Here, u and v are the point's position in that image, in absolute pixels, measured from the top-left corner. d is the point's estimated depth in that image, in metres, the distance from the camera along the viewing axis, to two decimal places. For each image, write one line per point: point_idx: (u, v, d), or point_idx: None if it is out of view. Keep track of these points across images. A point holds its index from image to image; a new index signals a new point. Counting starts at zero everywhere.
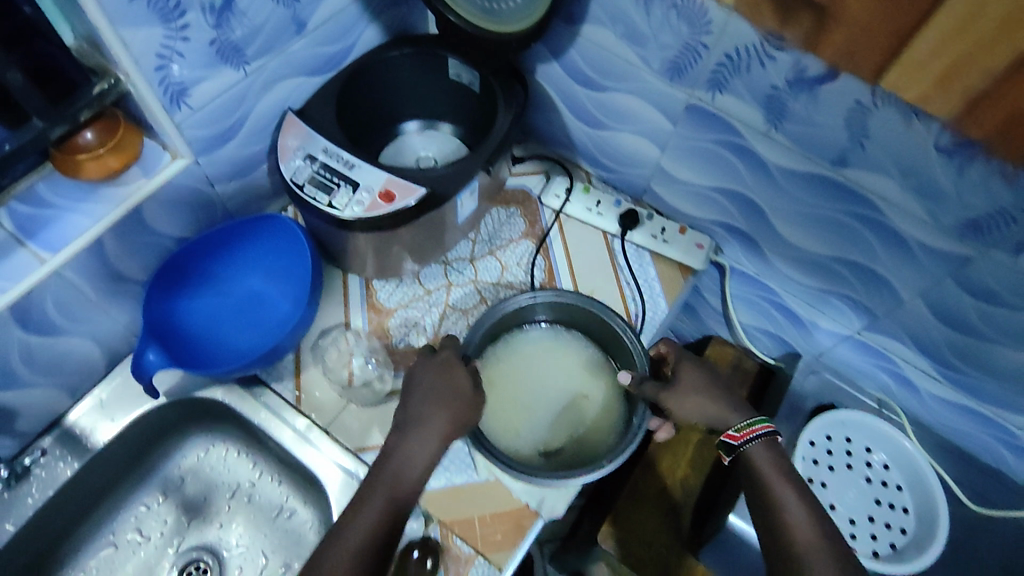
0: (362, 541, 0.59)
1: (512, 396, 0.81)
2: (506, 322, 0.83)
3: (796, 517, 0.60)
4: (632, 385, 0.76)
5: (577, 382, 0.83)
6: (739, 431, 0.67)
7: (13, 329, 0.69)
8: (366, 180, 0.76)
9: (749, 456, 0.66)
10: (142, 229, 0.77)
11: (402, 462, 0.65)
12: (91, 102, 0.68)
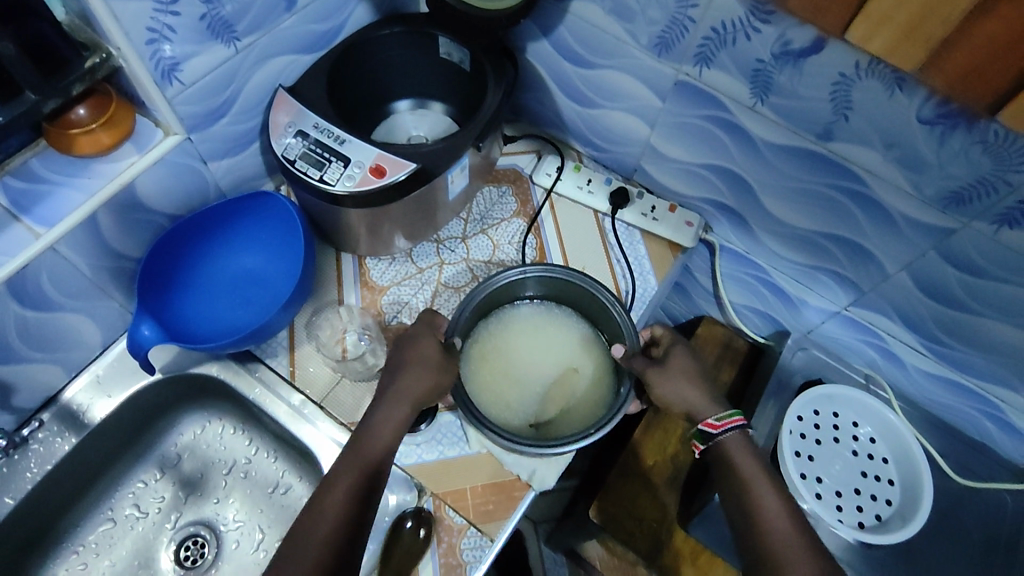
0: (343, 495, 0.62)
1: (502, 370, 0.82)
2: (497, 297, 0.84)
3: (772, 508, 0.64)
4: (624, 358, 0.77)
5: (567, 356, 0.84)
6: (719, 421, 0.71)
7: (9, 303, 0.70)
8: (357, 155, 0.77)
9: (724, 446, 0.70)
10: (136, 206, 0.78)
11: (376, 426, 0.68)
12: (83, 76, 0.68)
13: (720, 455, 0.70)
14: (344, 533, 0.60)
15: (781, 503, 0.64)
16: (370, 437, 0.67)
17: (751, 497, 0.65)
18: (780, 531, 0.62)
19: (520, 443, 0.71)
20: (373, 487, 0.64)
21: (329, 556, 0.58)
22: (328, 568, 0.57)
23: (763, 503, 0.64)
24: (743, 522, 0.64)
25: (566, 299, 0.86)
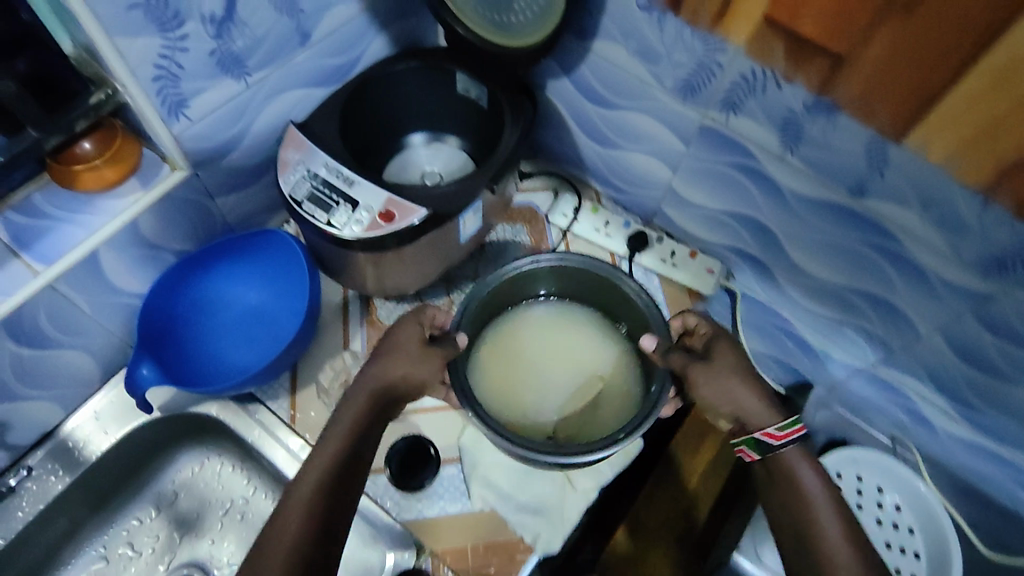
0: (316, 486, 0.59)
1: (516, 372, 0.77)
2: (509, 293, 0.79)
3: (838, 544, 0.57)
4: (656, 353, 0.70)
5: (587, 357, 0.79)
6: (779, 430, 0.62)
7: (4, 341, 0.68)
8: (366, 198, 0.74)
9: (782, 461, 0.62)
10: (138, 241, 0.75)
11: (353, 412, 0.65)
12: (88, 111, 0.66)
13: (773, 473, 0.63)
14: (323, 518, 0.57)
15: (846, 534, 0.58)
16: (350, 419, 0.64)
17: (811, 526, 0.59)
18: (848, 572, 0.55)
19: (535, 448, 0.66)
20: (350, 478, 0.61)
21: (309, 543, 0.56)
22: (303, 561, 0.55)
23: (825, 533, 0.58)
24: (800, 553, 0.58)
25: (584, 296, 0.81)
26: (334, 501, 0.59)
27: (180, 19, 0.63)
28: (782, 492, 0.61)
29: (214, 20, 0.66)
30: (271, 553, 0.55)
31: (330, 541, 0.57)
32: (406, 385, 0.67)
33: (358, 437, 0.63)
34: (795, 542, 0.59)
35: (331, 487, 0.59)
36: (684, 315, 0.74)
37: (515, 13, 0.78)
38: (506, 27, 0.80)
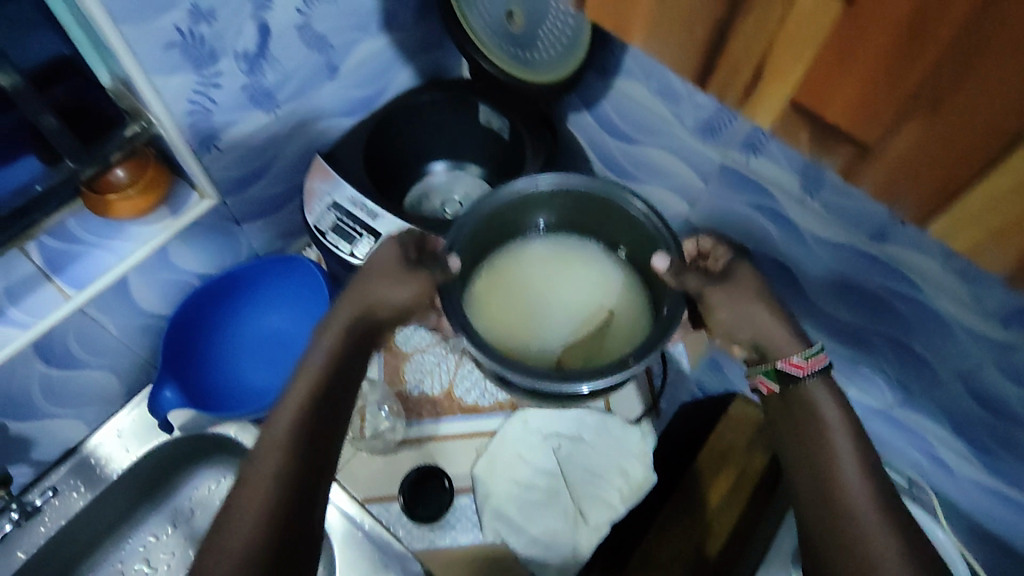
0: (299, 412, 0.53)
1: (515, 310, 0.70)
2: (499, 221, 0.69)
3: (856, 492, 0.48)
4: (669, 273, 0.61)
5: (593, 289, 0.72)
6: (805, 359, 0.54)
7: (35, 363, 0.70)
8: (389, 231, 0.76)
9: (803, 392, 0.54)
10: (166, 266, 0.77)
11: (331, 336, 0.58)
12: (122, 144, 0.68)
13: (789, 404, 0.54)
14: (306, 450, 0.51)
15: (865, 474, 0.49)
16: (328, 347, 0.57)
17: (826, 465, 0.50)
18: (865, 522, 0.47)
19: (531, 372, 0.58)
20: (334, 404, 0.55)
21: (292, 479, 0.50)
22: (289, 499, 0.49)
23: (842, 473, 0.49)
24: (808, 496, 0.50)
25: (586, 223, 0.71)
26: (320, 429, 0.53)
27: (215, 57, 0.65)
28: (795, 425, 0.53)
29: (247, 57, 0.68)
30: (251, 487, 0.49)
31: (316, 475, 0.51)
32: (382, 310, 0.60)
33: (339, 365, 0.56)
34: (805, 484, 0.51)
35: (313, 419, 0.53)
36: (699, 238, 0.64)
37: (545, 51, 0.77)
38: (531, 64, 0.80)
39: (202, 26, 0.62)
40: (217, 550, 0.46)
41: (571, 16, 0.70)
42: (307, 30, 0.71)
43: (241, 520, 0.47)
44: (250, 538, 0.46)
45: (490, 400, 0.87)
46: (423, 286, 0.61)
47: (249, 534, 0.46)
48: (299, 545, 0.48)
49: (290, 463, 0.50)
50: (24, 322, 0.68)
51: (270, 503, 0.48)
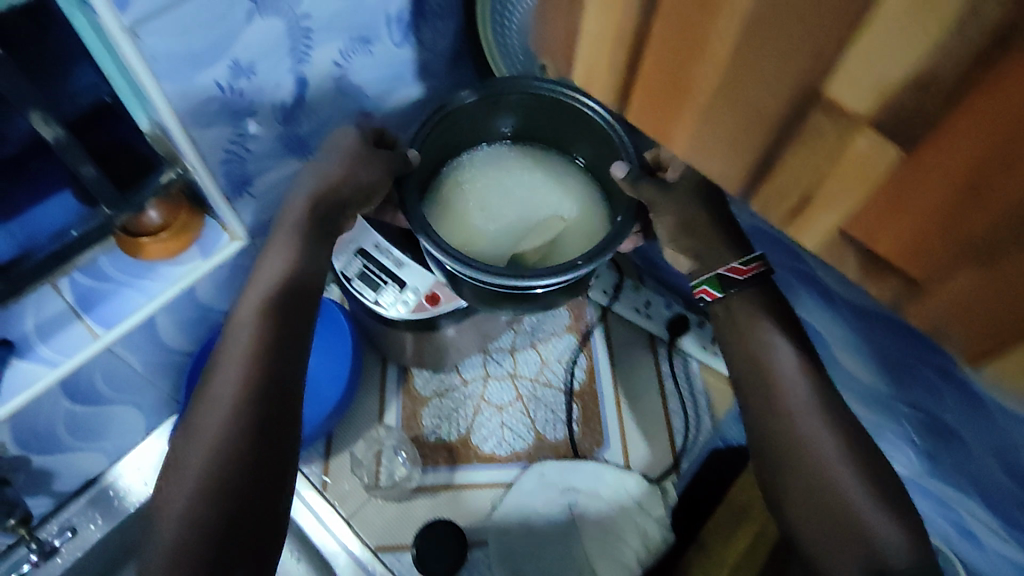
0: (251, 319, 0.58)
1: (477, 213, 0.80)
2: (462, 126, 0.77)
3: (799, 388, 0.58)
4: (624, 181, 0.65)
5: (547, 198, 0.81)
6: (744, 265, 0.61)
7: (61, 401, 0.71)
8: (413, 280, 0.76)
9: (741, 298, 0.62)
10: (194, 304, 0.79)
11: (280, 243, 0.64)
12: (157, 190, 0.69)
13: (734, 315, 0.62)
14: (262, 370, 0.55)
15: (801, 367, 0.58)
16: (277, 262, 0.63)
17: (771, 365, 0.59)
18: (806, 408, 0.57)
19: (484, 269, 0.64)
20: (289, 304, 0.60)
21: (251, 392, 0.54)
22: (253, 397, 0.54)
23: (785, 371, 0.58)
24: (757, 395, 0.59)
25: (545, 134, 0.80)
26: (275, 333, 0.58)
27: (252, 109, 0.66)
28: (741, 332, 0.61)
29: (283, 109, 0.69)
30: (211, 409, 0.54)
31: (276, 389, 0.55)
32: (353, 190, 0.65)
33: (294, 267, 0.62)
34: (755, 384, 0.59)
35: (266, 341, 0.57)
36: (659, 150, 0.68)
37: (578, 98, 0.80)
38: None
39: (241, 81, 0.63)
40: (184, 470, 0.51)
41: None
42: (343, 80, 0.73)
43: (202, 438, 0.52)
44: (209, 452, 0.51)
45: (506, 450, 0.87)
46: (390, 178, 0.67)
47: (210, 450, 0.51)
48: (267, 453, 0.53)
49: (244, 384, 0.54)
50: (52, 360, 0.69)
51: (230, 422, 0.52)
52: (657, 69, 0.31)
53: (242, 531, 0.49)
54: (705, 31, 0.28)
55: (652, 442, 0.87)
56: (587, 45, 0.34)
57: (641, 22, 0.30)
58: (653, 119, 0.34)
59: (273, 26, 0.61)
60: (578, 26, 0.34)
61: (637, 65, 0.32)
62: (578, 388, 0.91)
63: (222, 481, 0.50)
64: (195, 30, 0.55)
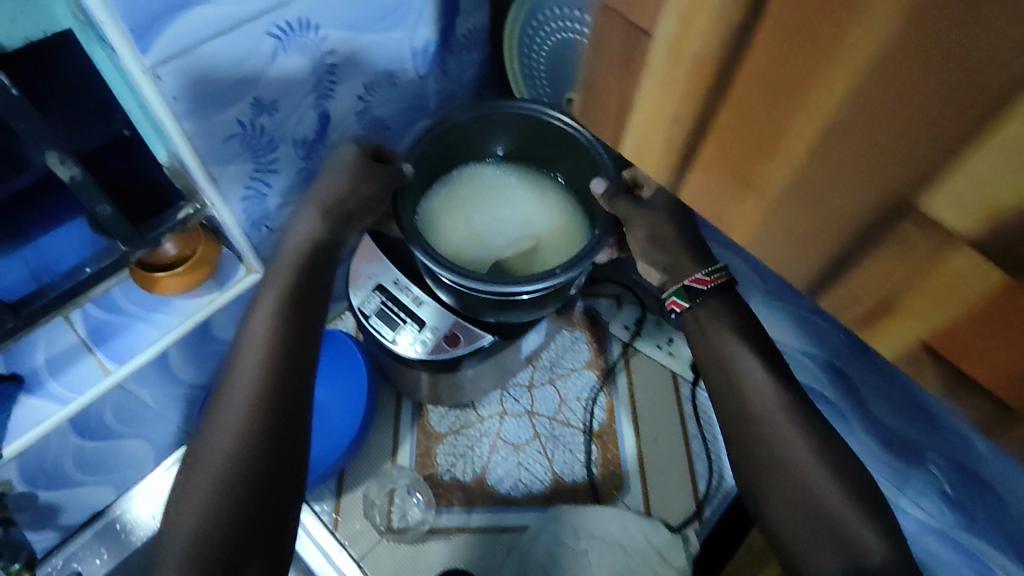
0: (268, 324, 0.58)
1: (466, 221, 0.81)
2: (456, 142, 0.79)
3: (768, 395, 0.56)
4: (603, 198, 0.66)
5: (535, 212, 0.82)
6: (708, 276, 0.60)
7: (70, 437, 0.70)
8: (433, 320, 0.75)
9: (707, 306, 0.60)
10: (207, 337, 0.77)
11: (295, 246, 0.64)
12: (175, 225, 0.66)
13: (701, 324, 0.60)
14: (277, 378, 0.56)
15: (799, 399, 0.56)
16: (295, 263, 0.63)
17: (741, 377, 0.57)
18: (779, 418, 0.55)
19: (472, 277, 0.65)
20: (305, 311, 0.61)
21: (267, 395, 0.55)
22: (267, 407, 0.54)
23: (753, 380, 0.56)
24: (728, 409, 0.57)
25: (535, 152, 0.82)
26: (292, 342, 0.58)
27: (274, 146, 0.65)
28: (710, 343, 0.59)
29: (305, 144, 0.68)
30: (228, 412, 0.54)
31: (291, 394, 0.56)
32: (357, 203, 0.66)
33: (310, 270, 0.63)
34: (728, 398, 0.57)
35: (282, 350, 0.57)
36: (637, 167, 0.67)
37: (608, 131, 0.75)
38: None
39: (263, 117, 0.61)
40: (196, 476, 0.52)
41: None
42: (365, 114, 0.72)
43: (220, 440, 0.53)
44: (226, 454, 0.52)
45: (523, 492, 0.84)
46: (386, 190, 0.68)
47: (229, 452, 0.52)
48: (283, 456, 0.54)
49: (261, 388, 0.55)
50: (64, 398, 0.67)
51: (239, 443, 0.53)
52: (720, 159, 0.29)
53: (257, 531, 0.51)
54: (782, 130, 0.26)
55: (675, 488, 0.84)
56: (640, 123, 0.32)
57: (705, 110, 0.28)
58: (711, 206, 0.32)
59: (296, 62, 0.59)
60: (631, 104, 0.31)
61: (697, 152, 0.30)
62: (598, 428, 0.88)
63: (232, 492, 0.51)
64: (217, 69, 0.54)
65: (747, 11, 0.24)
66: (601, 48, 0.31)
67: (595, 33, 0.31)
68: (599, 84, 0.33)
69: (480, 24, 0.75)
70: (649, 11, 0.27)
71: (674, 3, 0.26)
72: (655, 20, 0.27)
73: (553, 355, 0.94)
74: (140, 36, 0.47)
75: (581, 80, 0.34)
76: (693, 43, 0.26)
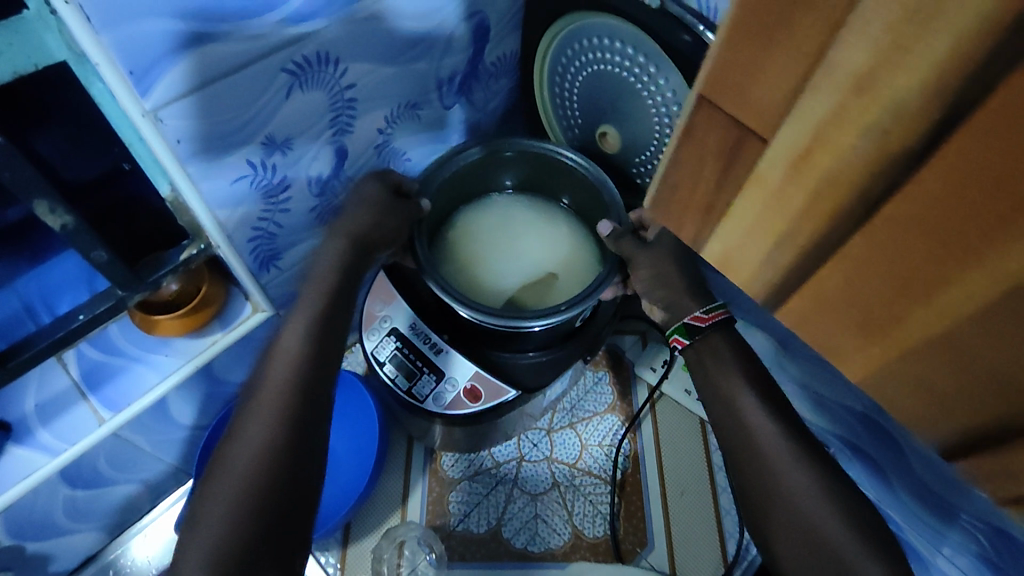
0: (294, 353, 0.52)
1: (476, 257, 0.74)
2: (468, 180, 0.73)
3: (787, 463, 0.51)
4: (608, 240, 0.63)
5: (547, 248, 0.76)
6: (706, 313, 0.58)
7: (60, 488, 0.65)
8: (452, 370, 0.70)
9: (708, 343, 0.57)
10: (209, 379, 0.72)
11: (321, 271, 0.58)
12: (177, 267, 0.61)
13: (703, 360, 0.57)
14: (295, 411, 0.50)
15: (851, 492, 0.50)
16: (324, 285, 0.57)
17: (753, 438, 0.52)
18: (799, 490, 0.49)
19: (483, 313, 0.61)
20: (332, 340, 0.55)
21: (294, 417, 0.49)
22: (286, 443, 0.48)
23: (764, 439, 0.52)
24: (739, 474, 0.53)
25: (547, 185, 0.76)
26: (316, 375, 0.52)
27: (286, 185, 0.59)
28: (718, 395, 0.55)
29: (320, 181, 0.63)
30: (252, 431, 0.48)
31: (314, 426, 0.50)
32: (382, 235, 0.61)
33: (337, 295, 0.57)
34: (743, 460, 0.52)
35: (305, 381, 0.51)
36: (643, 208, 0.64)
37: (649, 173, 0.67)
38: (632, 184, 0.71)
39: (276, 156, 0.56)
40: (204, 518, 0.45)
41: (676, 119, 0.59)
42: (385, 147, 0.67)
43: (241, 461, 0.47)
44: (247, 476, 0.46)
45: (540, 547, 0.79)
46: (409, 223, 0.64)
47: (253, 473, 0.46)
48: (303, 484, 0.48)
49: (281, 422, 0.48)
50: (55, 448, 0.62)
51: (250, 482, 0.46)
52: (843, 291, 0.24)
53: (270, 566, 0.45)
54: (947, 278, 0.20)
55: (702, 545, 0.79)
56: (732, 231, 0.27)
57: (829, 235, 0.23)
58: (818, 331, 0.27)
59: (313, 99, 0.54)
60: (724, 211, 0.27)
61: (808, 276, 0.25)
62: (622, 478, 0.83)
63: (240, 538, 0.44)
64: (227, 108, 0.49)
65: (915, 140, 0.19)
66: (690, 145, 0.26)
67: (685, 128, 0.26)
68: (682, 183, 0.28)
69: (510, 51, 0.71)
70: (767, 117, 0.22)
71: (806, 116, 0.21)
72: (775, 128, 0.22)
73: (573, 396, 0.89)
74: (140, 78, 0.43)
75: (659, 176, 0.29)
76: (826, 162, 0.21)
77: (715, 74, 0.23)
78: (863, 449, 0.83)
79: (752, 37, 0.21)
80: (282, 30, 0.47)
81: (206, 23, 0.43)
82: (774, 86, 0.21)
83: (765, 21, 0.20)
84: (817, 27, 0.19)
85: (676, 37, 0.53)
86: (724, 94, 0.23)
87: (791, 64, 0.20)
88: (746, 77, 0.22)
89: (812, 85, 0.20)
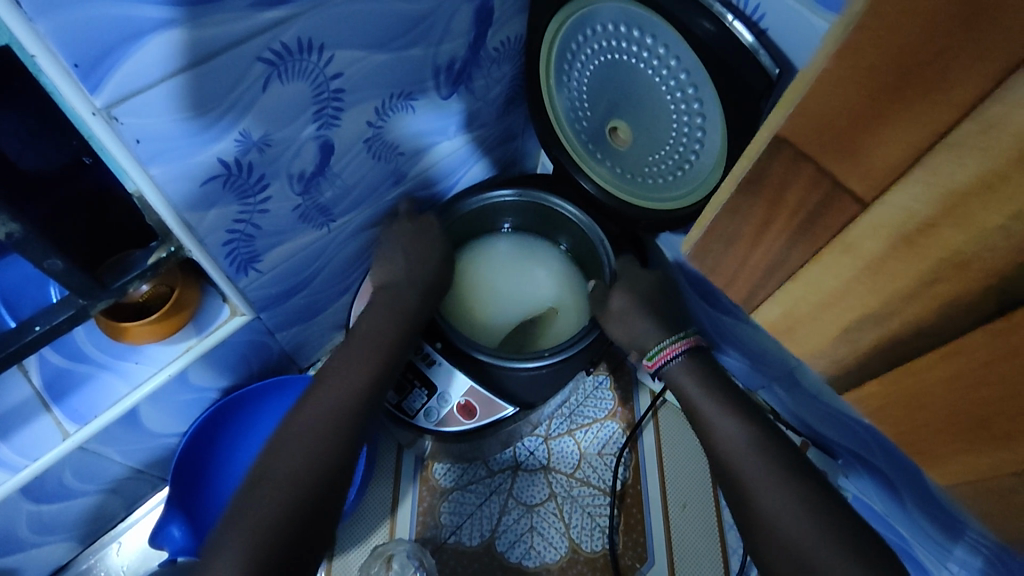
0: (355, 387, 0.56)
1: (478, 296, 0.76)
2: (472, 222, 0.75)
3: (773, 504, 0.50)
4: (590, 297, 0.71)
5: (544, 291, 0.77)
6: (652, 358, 0.63)
7: (22, 504, 0.60)
8: (445, 385, 0.66)
9: (675, 377, 0.62)
10: (184, 387, 0.67)
11: (381, 313, 0.62)
12: (146, 271, 0.54)
13: (671, 385, 0.63)
14: (339, 434, 0.53)
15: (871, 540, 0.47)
16: (381, 324, 0.61)
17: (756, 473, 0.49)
18: (789, 529, 0.49)
19: (486, 353, 0.65)
20: (392, 373, 0.59)
21: (310, 461, 0.50)
22: (332, 462, 0.51)
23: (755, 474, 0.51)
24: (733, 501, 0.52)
25: (545, 229, 0.78)
26: (367, 411, 0.56)
27: (264, 184, 0.54)
28: None
29: (302, 178, 0.57)
30: (292, 441, 0.51)
31: (350, 450, 0.53)
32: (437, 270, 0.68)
33: (400, 338, 0.61)
34: None
35: (356, 413, 0.55)
36: (628, 262, 0.70)
37: (664, 175, 0.61)
38: (642, 183, 0.65)
39: (252, 155, 0.50)
40: (245, 511, 0.47)
41: (698, 117, 0.53)
42: (376, 140, 0.60)
43: (287, 465, 0.50)
44: (249, 519, 0.46)
45: (536, 561, 0.75)
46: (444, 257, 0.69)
47: (292, 476, 0.49)
48: (315, 529, 0.48)
49: (321, 442, 0.51)
50: (17, 465, 0.57)
51: (281, 489, 0.48)
52: (965, 307, 0.29)
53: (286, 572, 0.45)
54: None
55: (703, 563, 0.76)
56: (793, 282, 0.36)
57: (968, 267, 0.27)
58: (881, 367, 0.35)
59: (295, 91, 0.48)
60: (805, 241, 0.34)
61: (926, 303, 0.30)
62: (622, 489, 0.79)
63: (267, 539, 0.45)
64: (200, 102, 0.43)
65: None
66: (761, 183, 0.34)
67: (753, 168, 0.34)
68: (730, 226, 0.37)
69: (513, 35, 0.64)
70: (851, 154, 0.29)
71: (937, 168, 0.26)
72: (856, 171, 0.29)
73: (572, 403, 0.85)
74: (87, 73, 0.36)
75: (706, 219, 0.39)
76: (959, 214, 0.26)
77: (805, 114, 0.29)
78: (870, 460, 0.76)
79: (861, 83, 0.26)
80: (258, 14, 0.41)
81: (174, 9, 0.37)
82: (873, 132, 0.27)
83: (881, 74, 0.26)
84: (932, 85, 0.24)
85: (697, 24, 0.46)
86: (808, 132, 0.30)
87: (894, 111, 0.26)
88: (867, 140, 0.28)
89: (922, 156, 0.26)
